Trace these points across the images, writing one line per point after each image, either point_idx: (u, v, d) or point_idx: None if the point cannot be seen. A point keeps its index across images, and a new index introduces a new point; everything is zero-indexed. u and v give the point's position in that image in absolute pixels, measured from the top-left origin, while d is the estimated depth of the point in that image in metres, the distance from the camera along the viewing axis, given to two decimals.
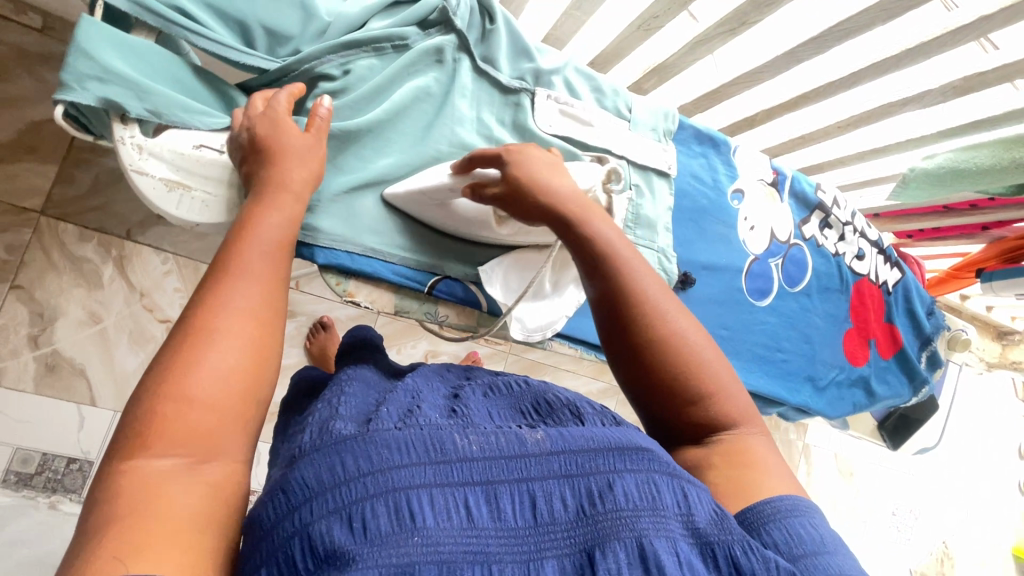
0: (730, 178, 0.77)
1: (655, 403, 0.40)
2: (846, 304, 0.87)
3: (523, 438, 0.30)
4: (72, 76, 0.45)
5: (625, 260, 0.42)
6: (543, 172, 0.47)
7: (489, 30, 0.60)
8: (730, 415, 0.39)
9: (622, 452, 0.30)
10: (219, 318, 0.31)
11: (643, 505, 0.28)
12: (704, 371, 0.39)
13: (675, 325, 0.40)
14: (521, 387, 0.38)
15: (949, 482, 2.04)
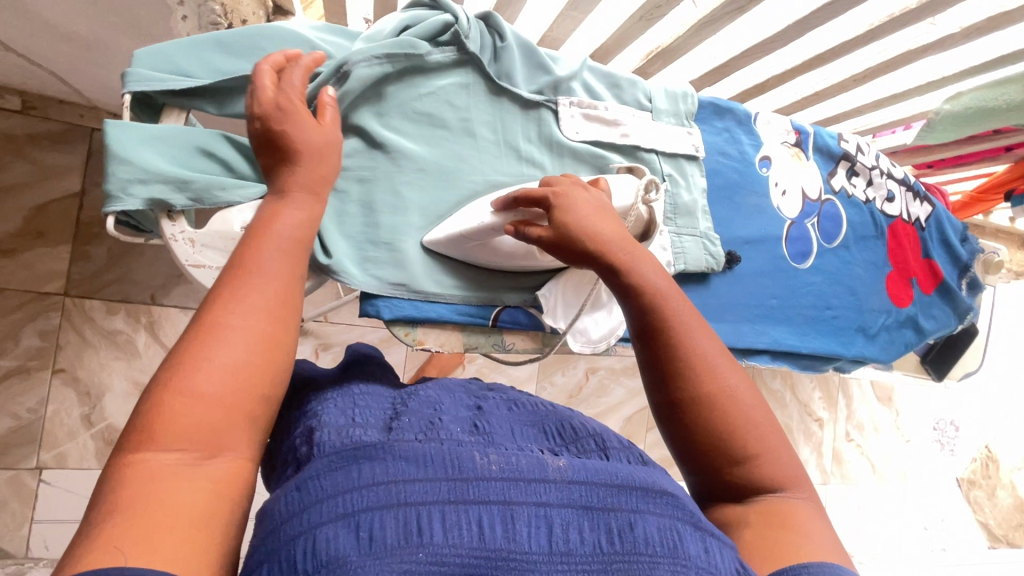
0: (756, 147, 0.76)
1: (693, 456, 0.39)
2: (884, 248, 0.87)
3: (546, 464, 0.30)
4: (115, 186, 0.45)
5: (672, 306, 0.41)
6: (588, 218, 0.45)
7: (501, 48, 0.59)
8: (774, 478, 0.38)
9: (647, 495, 0.30)
10: (230, 318, 0.31)
11: (667, 552, 0.27)
12: (751, 429, 0.38)
13: (724, 379, 0.39)
14: (544, 414, 0.40)
15: (989, 390, 2.06)
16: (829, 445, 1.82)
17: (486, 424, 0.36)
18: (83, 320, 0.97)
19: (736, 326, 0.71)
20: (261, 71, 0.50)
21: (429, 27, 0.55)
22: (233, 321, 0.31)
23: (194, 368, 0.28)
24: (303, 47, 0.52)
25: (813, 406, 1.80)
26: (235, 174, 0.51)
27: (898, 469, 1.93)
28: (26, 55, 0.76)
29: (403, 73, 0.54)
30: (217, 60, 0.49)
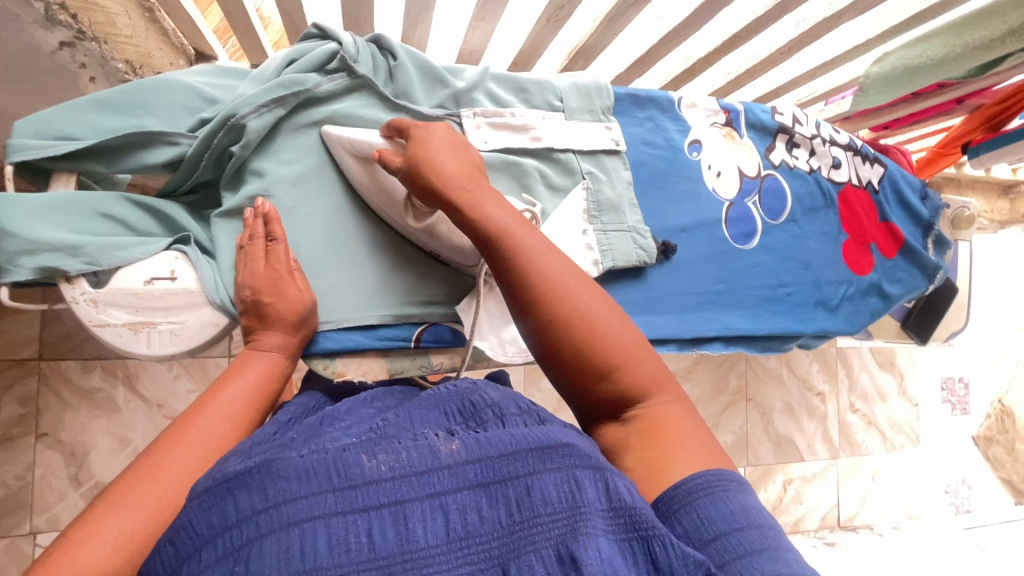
0: (684, 132, 0.75)
1: (569, 381, 0.42)
2: (836, 217, 0.85)
3: (437, 450, 0.31)
4: (5, 259, 0.45)
5: (523, 237, 0.44)
6: (443, 154, 0.47)
7: (394, 67, 0.58)
8: (639, 388, 0.42)
9: (541, 453, 0.31)
10: (172, 458, 0.39)
11: (562, 509, 0.30)
12: (611, 345, 0.41)
13: (578, 300, 0.42)
14: (447, 390, 0.39)
15: (998, 341, 1.99)
16: (834, 416, 1.80)
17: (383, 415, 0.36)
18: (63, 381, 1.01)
19: (681, 315, 0.70)
20: (147, 124, 0.51)
21: (315, 57, 0.54)
22: (179, 465, 0.39)
23: (131, 505, 0.36)
24: (190, 95, 0.53)
25: (812, 380, 1.78)
26: (134, 232, 0.52)
27: (910, 433, 1.89)
28: None
29: (294, 107, 0.54)
30: (99, 120, 0.49)
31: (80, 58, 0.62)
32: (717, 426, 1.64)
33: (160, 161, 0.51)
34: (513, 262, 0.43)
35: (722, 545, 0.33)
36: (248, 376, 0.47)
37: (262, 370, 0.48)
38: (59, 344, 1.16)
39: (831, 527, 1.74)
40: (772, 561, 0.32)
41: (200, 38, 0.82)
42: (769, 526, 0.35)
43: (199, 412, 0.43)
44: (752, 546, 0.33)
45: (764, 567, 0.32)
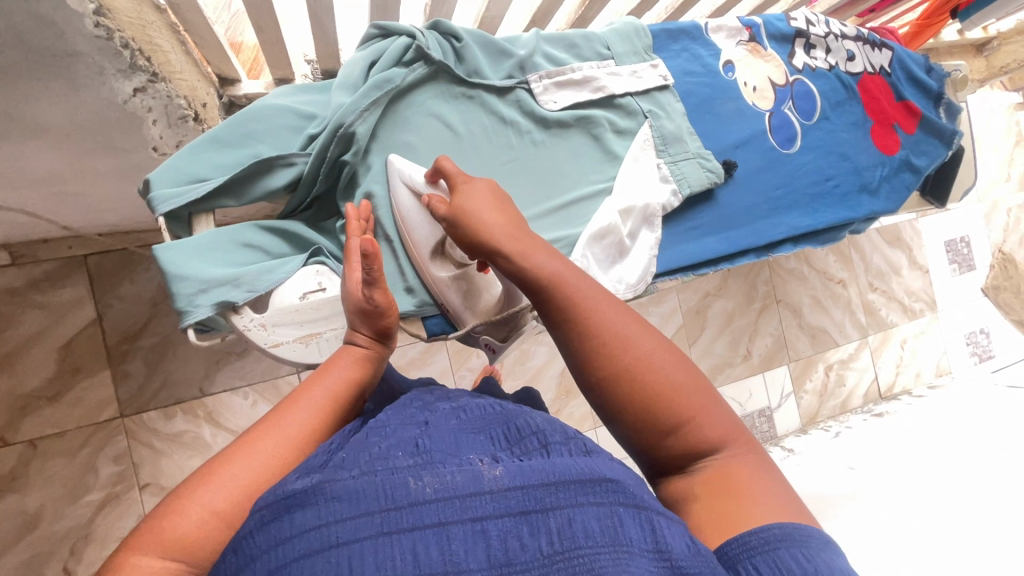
0: (716, 55, 0.79)
1: (633, 435, 0.43)
2: (860, 106, 0.90)
3: (482, 475, 0.35)
4: (184, 302, 0.48)
5: (577, 287, 0.46)
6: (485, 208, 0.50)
7: (461, 48, 0.61)
8: (708, 438, 0.43)
9: (583, 486, 0.36)
10: (263, 444, 0.42)
11: (603, 541, 0.34)
12: (677, 396, 0.43)
13: (640, 351, 0.44)
14: (493, 411, 0.44)
15: (988, 195, 2.10)
16: (857, 300, 1.92)
17: (433, 433, 0.40)
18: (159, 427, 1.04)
19: (753, 226, 0.76)
20: (262, 150, 0.53)
21: (392, 54, 0.57)
22: (267, 450, 0.42)
23: (218, 484, 0.39)
24: (290, 114, 0.55)
25: (831, 270, 1.89)
26: (273, 255, 0.55)
27: (927, 299, 2.01)
28: (19, 209, 0.80)
29: (387, 105, 0.57)
30: (220, 156, 0.52)
31: (148, 101, 0.62)
32: (755, 332, 1.76)
33: (281, 182, 0.54)
34: (571, 319, 0.45)
35: None
36: (336, 371, 0.49)
37: (351, 363, 0.50)
38: (136, 397, 1.12)
39: (874, 400, 1.90)
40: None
41: (227, 64, 0.82)
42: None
43: (288, 406, 0.46)
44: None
45: None
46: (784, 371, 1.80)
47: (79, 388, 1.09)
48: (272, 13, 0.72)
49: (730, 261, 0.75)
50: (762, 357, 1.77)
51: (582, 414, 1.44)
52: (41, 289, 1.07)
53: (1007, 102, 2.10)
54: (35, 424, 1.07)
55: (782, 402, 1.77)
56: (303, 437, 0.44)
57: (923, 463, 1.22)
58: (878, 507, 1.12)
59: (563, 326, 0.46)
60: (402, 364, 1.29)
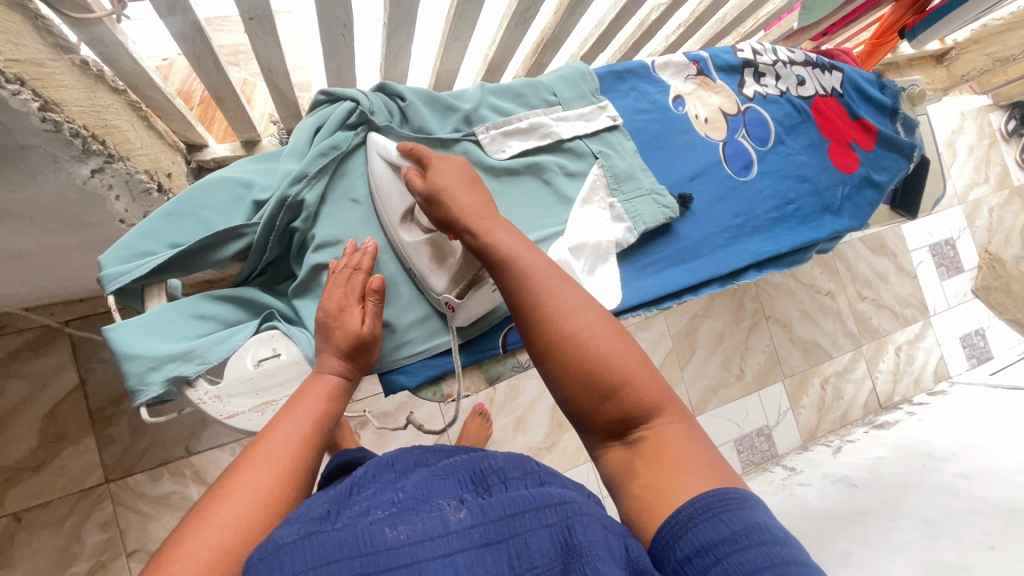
0: (665, 91, 0.81)
1: (576, 403, 0.45)
2: (815, 127, 0.91)
3: (447, 518, 0.36)
4: (136, 381, 0.49)
5: (529, 266, 0.47)
6: (456, 188, 0.51)
7: (405, 107, 0.63)
8: (646, 406, 0.44)
9: (537, 510, 0.37)
10: (229, 502, 0.38)
11: (559, 556, 0.35)
12: (611, 360, 0.44)
13: (579, 322, 0.45)
14: (460, 459, 0.44)
15: (968, 197, 2.11)
16: (847, 310, 1.92)
17: (404, 484, 0.40)
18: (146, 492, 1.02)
19: (714, 255, 0.76)
20: (213, 223, 0.55)
21: (336, 119, 0.59)
22: (234, 510, 0.38)
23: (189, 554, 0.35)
24: (240, 184, 0.57)
25: (818, 283, 1.89)
26: (228, 323, 0.55)
27: (918, 304, 2.01)
28: None
29: (335, 169, 0.59)
30: (171, 231, 0.53)
31: (108, 180, 0.65)
32: (747, 350, 1.76)
33: (235, 251, 0.55)
34: (520, 294, 0.47)
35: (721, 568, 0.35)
36: (302, 410, 0.48)
37: (319, 397, 0.49)
38: (121, 461, 1.11)
39: (875, 410, 1.87)
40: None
41: (191, 131, 0.85)
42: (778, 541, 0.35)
43: (256, 450, 0.43)
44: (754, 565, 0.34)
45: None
46: (780, 388, 1.79)
47: (63, 456, 1.08)
48: (229, 81, 0.75)
49: (695, 291, 0.76)
50: (755, 374, 1.76)
51: (577, 447, 1.42)
52: (23, 358, 1.07)
53: (975, 105, 2.15)
54: (19, 497, 1.05)
55: (781, 420, 1.77)
56: (272, 492, 0.40)
57: (922, 477, 1.20)
58: (884, 527, 1.09)
59: (515, 295, 0.48)
60: (389, 409, 1.28)
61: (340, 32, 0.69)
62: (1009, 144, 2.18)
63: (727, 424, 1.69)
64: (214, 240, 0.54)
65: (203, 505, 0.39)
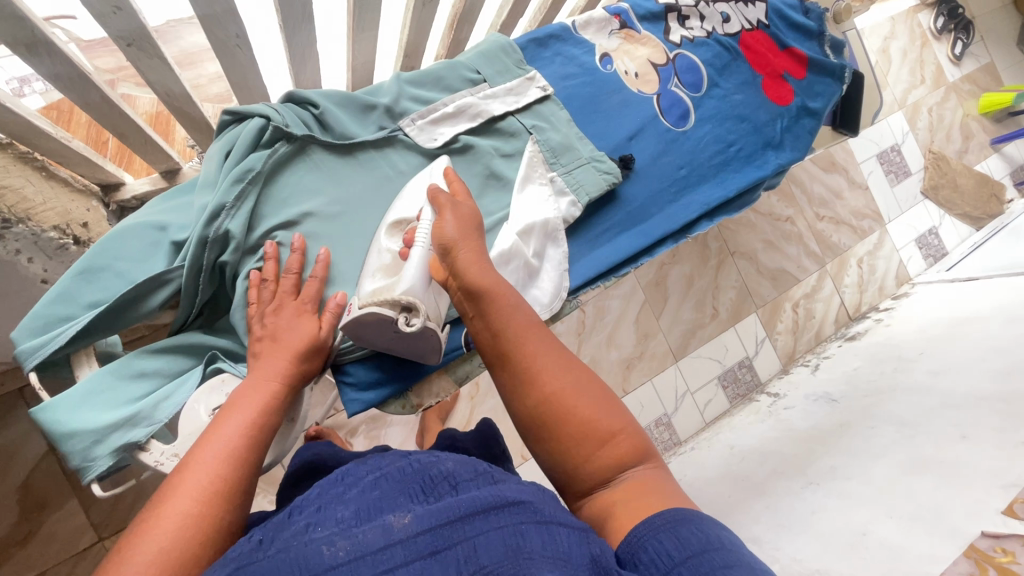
0: (590, 51, 0.78)
1: (559, 455, 0.44)
2: (746, 64, 0.90)
3: (390, 527, 0.36)
4: (82, 457, 0.47)
5: (515, 324, 0.48)
6: (454, 231, 0.52)
7: (320, 115, 0.59)
8: (629, 454, 0.44)
9: (487, 515, 0.37)
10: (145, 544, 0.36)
11: (509, 558, 0.35)
12: (606, 410, 0.45)
13: (561, 376, 0.46)
14: (410, 463, 0.43)
15: (908, 101, 2.14)
16: (808, 232, 1.96)
17: (348, 499, 0.39)
18: None
19: (664, 213, 0.76)
20: (133, 275, 0.51)
21: (246, 140, 0.55)
22: (156, 547, 0.36)
23: None
24: (156, 228, 0.53)
25: (777, 211, 1.92)
26: (172, 376, 0.53)
27: (873, 214, 2.06)
28: None
29: (258, 194, 0.55)
30: (89, 293, 0.50)
31: (12, 244, 0.64)
32: (718, 288, 1.79)
33: (164, 300, 0.52)
34: (511, 350, 0.47)
35: (698, 563, 0.36)
36: (228, 424, 0.45)
37: (251, 406, 0.46)
38: (111, 517, 1.07)
39: (846, 323, 1.94)
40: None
41: (102, 172, 0.79)
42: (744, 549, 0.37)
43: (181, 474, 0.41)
44: (725, 563, 0.36)
45: None
46: (755, 319, 1.83)
47: (48, 524, 1.05)
48: (127, 115, 0.69)
49: (651, 252, 0.76)
50: (729, 310, 1.80)
51: None
52: None
53: (902, 8, 2.16)
54: (12, 572, 1.02)
55: (759, 348, 1.82)
56: (197, 523, 0.38)
57: (893, 382, 1.25)
58: (865, 435, 1.14)
59: (501, 346, 0.48)
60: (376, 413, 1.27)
61: (234, 43, 0.64)
62: (940, 41, 2.20)
63: (708, 362, 1.74)
64: (132, 293, 0.50)
65: (124, 544, 0.37)
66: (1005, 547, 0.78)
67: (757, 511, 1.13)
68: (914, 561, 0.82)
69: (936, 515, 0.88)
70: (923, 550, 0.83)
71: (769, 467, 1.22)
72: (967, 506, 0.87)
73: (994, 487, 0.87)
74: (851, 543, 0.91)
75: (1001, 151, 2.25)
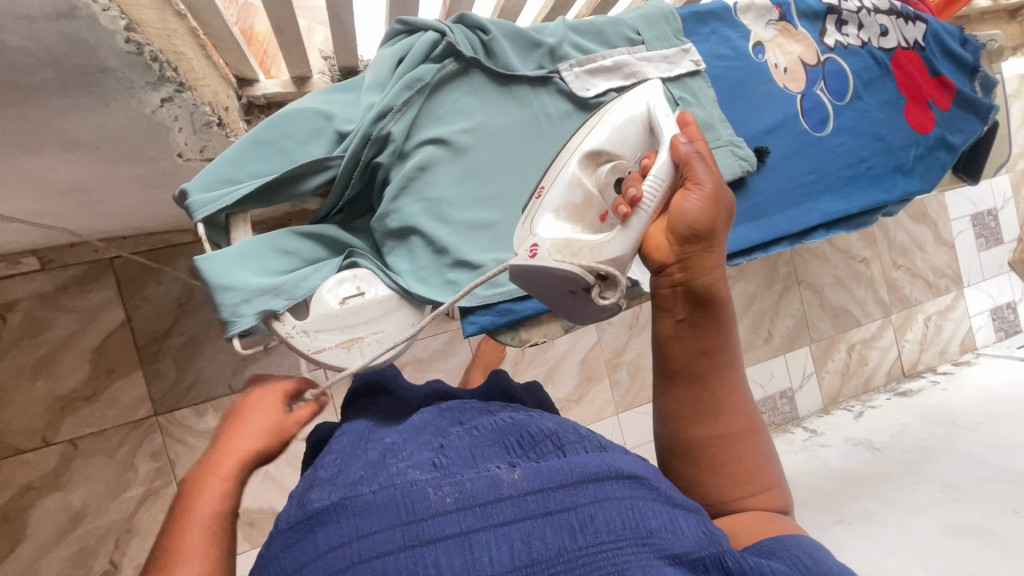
0: (745, 37, 0.76)
1: (710, 480, 0.45)
2: (894, 83, 0.86)
3: (500, 482, 0.36)
4: (228, 312, 0.49)
5: (721, 355, 0.47)
6: (699, 208, 0.47)
7: (488, 41, 0.59)
8: (777, 501, 0.45)
9: (601, 484, 0.38)
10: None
11: (624, 531, 0.36)
12: (770, 461, 0.46)
13: (750, 420, 0.46)
14: (505, 422, 0.44)
15: (1017, 166, 2.03)
16: (880, 278, 1.89)
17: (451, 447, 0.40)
18: (183, 431, 1.06)
19: (786, 213, 0.74)
20: (297, 154, 0.53)
21: (420, 51, 0.56)
22: None
23: None
24: (324, 116, 0.55)
25: (853, 249, 1.86)
26: (310, 261, 0.55)
27: (952, 275, 1.97)
28: (33, 220, 0.79)
29: (421, 105, 0.56)
30: (257, 162, 0.52)
31: (174, 110, 0.63)
32: (776, 314, 1.75)
33: (318, 183, 0.54)
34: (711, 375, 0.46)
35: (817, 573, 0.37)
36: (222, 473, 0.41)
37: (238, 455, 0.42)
38: (167, 397, 1.05)
39: (897, 378, 1.88)
40: None
41: (244, 64, 0.82)
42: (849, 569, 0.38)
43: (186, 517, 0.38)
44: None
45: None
46: (806, 352, 1.79)
47: None
48: (290, 10, 0.71)
49: (765, 250, 0.75)
50: (783, 338, 1.76)
51: (604, 401, 1.45)
52: (67, 293, 1.00)
53: None
54: None
55: (804, 383, 1.78)
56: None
57: (950, 443, 1.21)
58: (906, 488, 1.12)
59: (700, 369, 0.46)
60: (425, 357, 1.29)
61: None
62: None
63: None
64: (294, 173, 0.52)
65: None
66: None
67: None
68: None
69: None
70: None
71: (799, 497, 1.19)
72: None
73: None
74: None
75: None
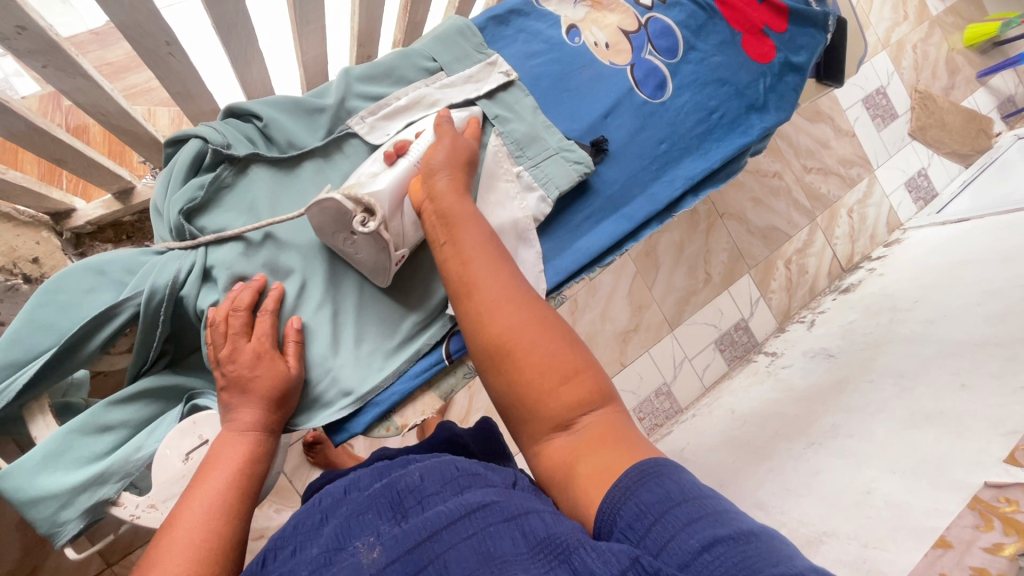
0: (555, 25, 0.74)
1: (513, 390, 0.45)
2: (724, 21, 0.83)
3: (360, 563, 0.35)
4: (52, 521, 0.47)
5: (486, 266, 0.48)
6: (439, 155, 0.53)
7: (264, 127, 0.58)
8: (592, 396, 0.44)
9: (455, 525, 0.36)
10: None
11: (484, 565, 0.35)
12: (570, 350, 0.45)
13: (540, 315, 0.47)
14: (375, 487, 0.42)
15: (891, 41, 2.07)
16: (796, 185, 1.92)
17: (323, 535, 0.39)
18: None
19: (646, 193, 0.72)
20: (83, 310, 0.50)
21: (184, 165, 0.54)
22: None
23: None
24: (106, 265, 0.51)
25: (763, 167, 1.87)
26: (136, 425, 0.51)
27: (863, 161, 2.01)
28: None
29: (206, 221, 0.55)
30: (38, 336, 0.48)
31: None
32: (709, 252, 1.76)
33: (117, 330, 0.50)
34: (479, 281, 0.47)
35: (664, 522, 0.35)
36: None
37: None
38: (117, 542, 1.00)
39: (839, 275, 1.93)
40: (710, 526, 0.35)
41: (48, 202, 0.73)
42: (704, 494, 0.37)
43: None
44: (688, 517, 0.35)
45: (703, 534, 0.34)
46: (748, 280, 1.81)
47: (53, 556, 0.97)
48: (64, 140, 0.65)
49: (636, 236, 0.73)
50: (722, 273, 1.78)
51: None
52: None
53: None
54: None
55: (754, 310, 1.80)
56: None
57: None
58: (864, 390, 1.06)
59: (468, 280, 0.48)
60: None
61: (166, 51, 0.59)
62: None
63: (704, 327, 1.72)
64: (73, 343, 0.49)
65: None
66: (1010, 497, 0.68)
67: (761, 476, 1.03)
68: (918, 519, 0.74)
69: (939, 469, 0.79)
70: (928, 506, 0.75)
71: (768, 431, 1.15)
72: (969, 456, 0.78)
73: (995, 436, 0.78)
74: (856, 502, 0.83)
75: (987, 84, 2.20)
